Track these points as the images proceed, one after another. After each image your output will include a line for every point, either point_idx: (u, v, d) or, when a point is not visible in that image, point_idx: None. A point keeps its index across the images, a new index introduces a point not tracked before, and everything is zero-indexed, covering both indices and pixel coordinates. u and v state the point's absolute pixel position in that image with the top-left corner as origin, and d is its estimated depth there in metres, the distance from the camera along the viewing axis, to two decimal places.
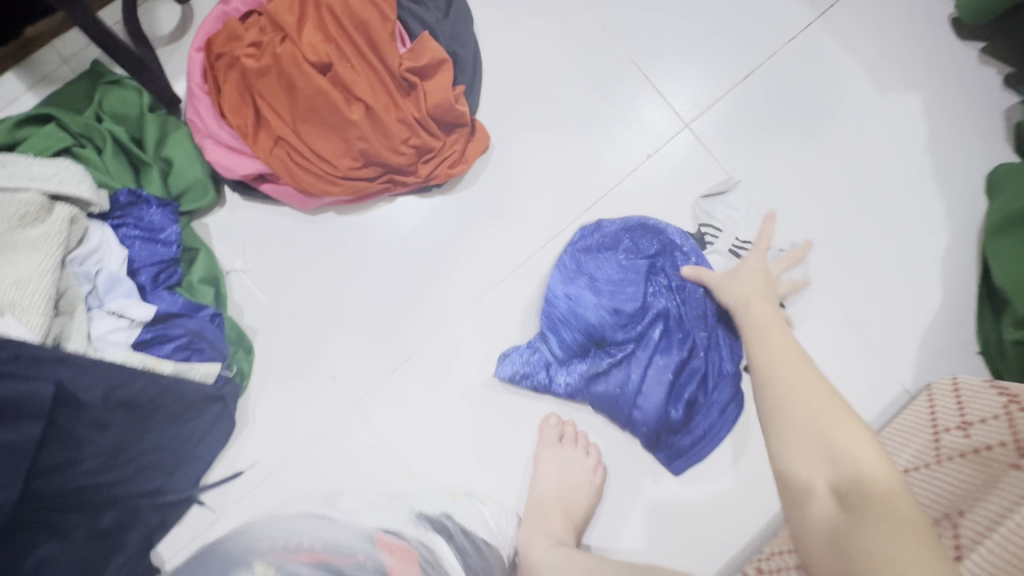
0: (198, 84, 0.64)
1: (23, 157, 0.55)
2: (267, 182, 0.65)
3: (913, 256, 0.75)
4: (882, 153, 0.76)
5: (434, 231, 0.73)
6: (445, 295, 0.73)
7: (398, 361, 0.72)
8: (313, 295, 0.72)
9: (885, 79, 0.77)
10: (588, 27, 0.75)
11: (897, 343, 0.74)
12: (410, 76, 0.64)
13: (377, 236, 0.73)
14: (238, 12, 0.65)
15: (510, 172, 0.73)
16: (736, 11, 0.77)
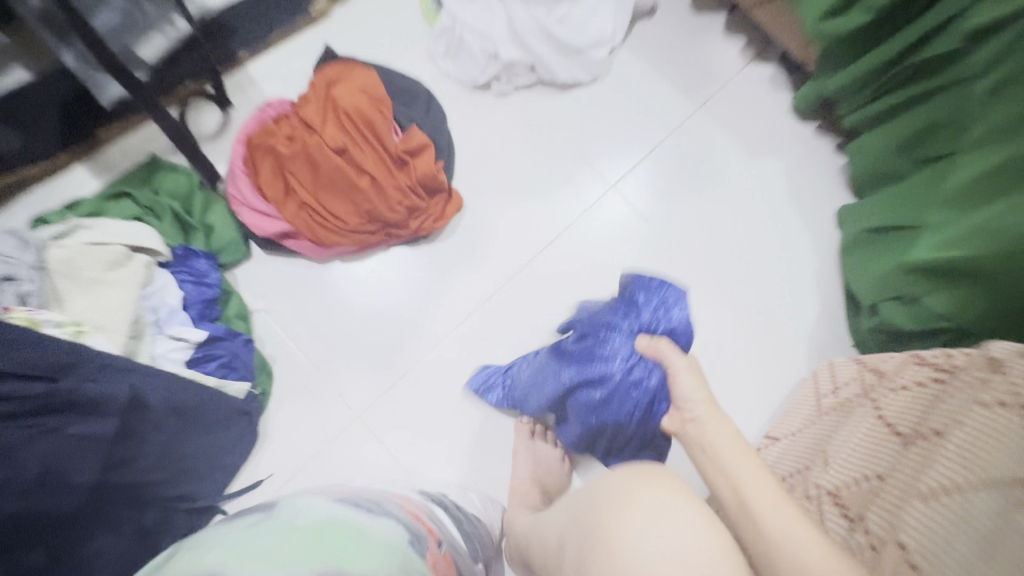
0: (238, 165, 0.84)
1: (111, 219, 0.73)
2: (290, 238, 0.85)
3: (791, 276, 0.98)
4: (759, 199, 1.02)
5: (422, 275, 0.92)
6: (431, 325, 0.90)
7: (394, 380, 0.87)
8: (323, 330, 0.88)
9: (756, 145, 1.03)
10: (533, 115, 1.00)
11: (787, 345, 0.95)
12: (405, 156, 0.85)
13: (376, 279, 0.91)
14: (272, 114, 0.87)
15: (479, 226, 0.94)
16: (645, 99, 1.03)
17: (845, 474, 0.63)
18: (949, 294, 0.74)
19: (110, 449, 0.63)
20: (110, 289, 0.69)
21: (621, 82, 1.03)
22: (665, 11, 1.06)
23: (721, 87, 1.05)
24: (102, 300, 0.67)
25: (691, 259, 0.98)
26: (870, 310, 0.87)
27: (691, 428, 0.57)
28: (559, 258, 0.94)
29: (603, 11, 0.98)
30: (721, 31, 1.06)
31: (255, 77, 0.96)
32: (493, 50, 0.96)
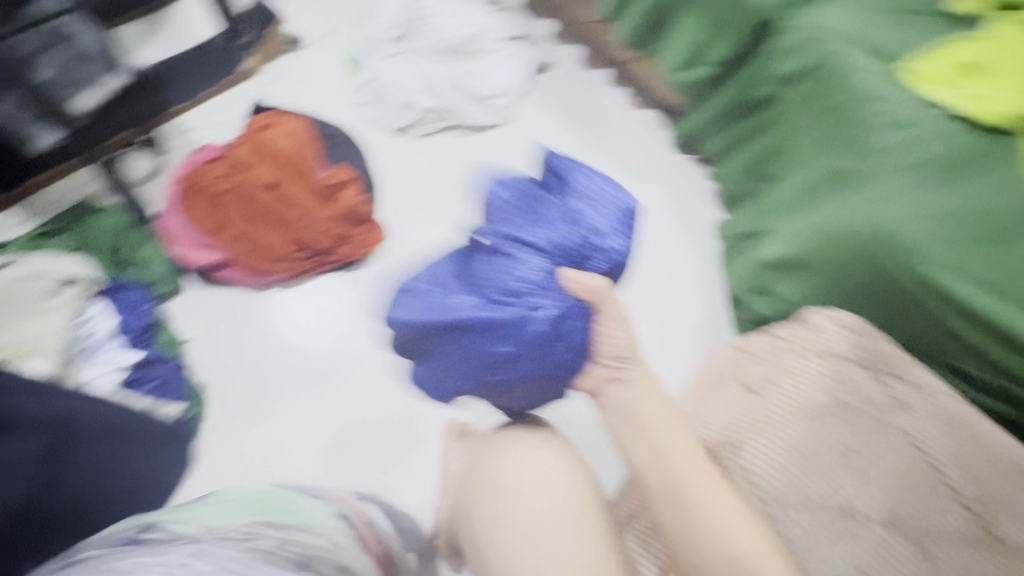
0: (175, 205, 0.93)
1: (48, 258, 0.83)
2: (226, 268, 0.93)
3: (683, 283, 1.13)
4: (647, 218, 1.18)
5: (348, 299, 0.97)
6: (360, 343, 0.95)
7: (326, 395, 0.92)
8: (254, 353, 0.92)
9: (641, 174, 1.21)
10: (449, 151, 1.12)
11: (683, 343, 1.08)
12: (331, 189, 0.95)
13: (306, 303, 0.96)
14: (204, 157, 0.96)
15: (403, 251, 1.02)
16: (549, 134, 1.18)
17: (747, 457, 0.63)
18: (796, 281, 0.91)
19: (37, 467, 0.61)
20: (40, 318, 0.78)
21: (527, 124, 1.17)
22: (560, 66, 1.24)
23: (611, 128, 1.22)
24: (31, 328, 0.77)
25: None
26: (749, 306, 1.00)
27: (613, 387, 0.73)
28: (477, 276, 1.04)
29: (505, 67, 1.14)
30: (608, 82, 1.25)
31: (187, 128, 1.05)
32: (410, 99, 1.10)
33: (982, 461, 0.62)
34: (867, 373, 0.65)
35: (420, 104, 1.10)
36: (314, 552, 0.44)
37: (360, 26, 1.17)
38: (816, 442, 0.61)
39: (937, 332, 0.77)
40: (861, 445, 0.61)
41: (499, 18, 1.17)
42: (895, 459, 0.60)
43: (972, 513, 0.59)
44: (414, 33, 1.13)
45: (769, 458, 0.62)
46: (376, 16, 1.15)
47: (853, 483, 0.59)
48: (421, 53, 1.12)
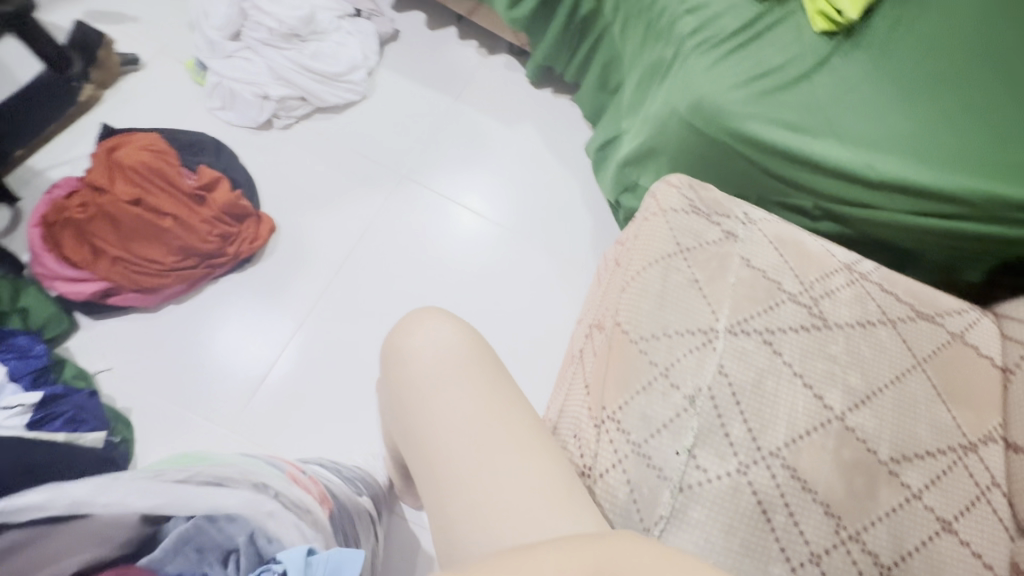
0: (40, 247, 0.93)
1: None
2: (112, 296, 0.94)
3: (570, 201, 1.18)
4: (528, 148, 1.22)
5: (247, 293, 1.00)
6: (275, 329, 0.99)
7: (254, 386, 0.94)
8: (170, 367, 0.94)
9: (511, 115, 1.25)
10: (317, 136, 1.14)
11: (583, 258, 1.14)
12: (201, 193, 1.00)
13: (211, 305, 0.98)
14: (62, 192, 0.97)
15: (295, 239, 1.05)
16: (410, 98, 1.22)
17: (624, 312, 0.70)
18: (651, 169, 1.00)
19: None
20: None
21: (387, 94, 1.21)
22: (405, 32, 1.28)
23: (468, 78, 1.26)
24: None
25: (488, 214, 1.15)
26: (625, 207, 1.08)
27: None
28: (372, 243, 1.08)
29: (348, 45, 1.18)
30: (454, 37, 1.29)
31: (38, 169, 1.02)
32: (262, 91, 1.12)
33: (803, 265, 0.74)
34: (701, 217, 0.76)
35: (273, 93, 1.12)
36: (226, 476, 0.49)
37: (195, 33, 1.17)
38: (661, 283, 0.71)
39: (765, 176, 0.89)
40: (702, 277, 0.71)
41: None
42: (746, 288, 0.71)
43: (806, 307, 0.71)
44: (247, 29, 1.15)
45: (640, 306, 0.69)
46: (206, 16, 1.15)
47: (708, 306, 0.69)
48: (261, 46, 1.14)
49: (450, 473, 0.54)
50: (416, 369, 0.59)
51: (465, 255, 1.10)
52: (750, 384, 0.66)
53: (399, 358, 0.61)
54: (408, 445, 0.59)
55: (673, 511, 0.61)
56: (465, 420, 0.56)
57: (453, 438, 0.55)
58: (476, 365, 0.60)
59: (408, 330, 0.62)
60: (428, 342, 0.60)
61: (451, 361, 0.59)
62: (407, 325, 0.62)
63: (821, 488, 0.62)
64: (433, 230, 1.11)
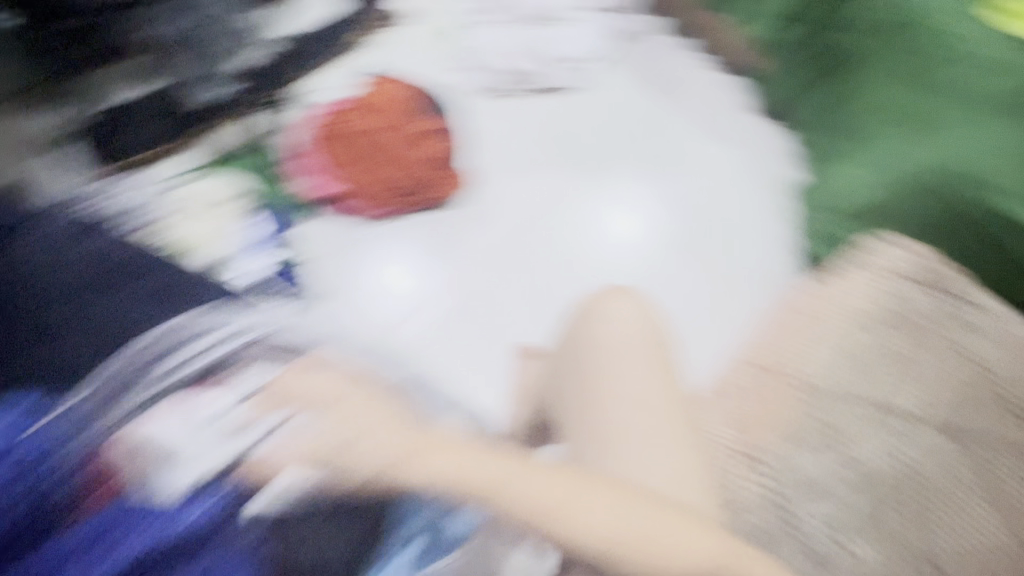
0: (298, 147, 1.07)
1: (208, 184, 1.00)
2: (336, 202, 1.05)
3: (777, 231, 1.02)
4: (746, 162, 1.08)
5: (442, 232, 1.07)
6: (455, 273, 1.05)
7: (421, 318, 1.01)
8: (356, 282, 1.03)
9: (738, 121, 1.11)
10: (534, 109, 1.15)
11: (760, 295, 0.99)
12: (431, 131, 1.10)
13: (406, 234, 1.06)
14: (338, 105, 1.10)
15: (489, 198, 1.09)
16: (632, 89, 1.15)
17: None
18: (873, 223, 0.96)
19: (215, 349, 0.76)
20: (212, 222, 0.96)
21: (609, 79, 1.16)
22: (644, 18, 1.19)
23: (699, 75, 1.13)
24: (202, 233, 0.94)
25: (668, 221, 1.07)
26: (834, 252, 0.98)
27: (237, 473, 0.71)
28: (556, 221, 1.07)
29: (578, 32, 1.18)
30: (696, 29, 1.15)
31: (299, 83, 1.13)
32: (491, 61, 1.17)
33: (1002, 364, 0.84)
34: (929, 290, 0.90)
35: (502, 64, 1.17)
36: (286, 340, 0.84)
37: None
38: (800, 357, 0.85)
39: (992, 250, 0.87)
40: (910, 350, 0.88)
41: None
42: (924, 372, 0.87)
43: (1012, 403, 0.83)
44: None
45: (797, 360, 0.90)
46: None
47: (900, 375, 0.87)
48: (500, 21, 1.19)
49: (605, 413, 0.85)
50: (608, 336, 0.92)
51: (643, 260, 1.03)
52: (936, 471, 0.82)
53: (594, 331, 0.94)
54: (580, 389, 0.89)
55: (798, 543, 0.80)
56: (628, 389, 0.87)
57: (615, 396, 0.86)
58: (646, 355, 0.91)
59: (605, 316, 0.95)
60: (616, 325, 0.94)
61: (628, 345, 0.91)
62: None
63: (935, 544, 0.79)
64: (618, 224, 1.06)
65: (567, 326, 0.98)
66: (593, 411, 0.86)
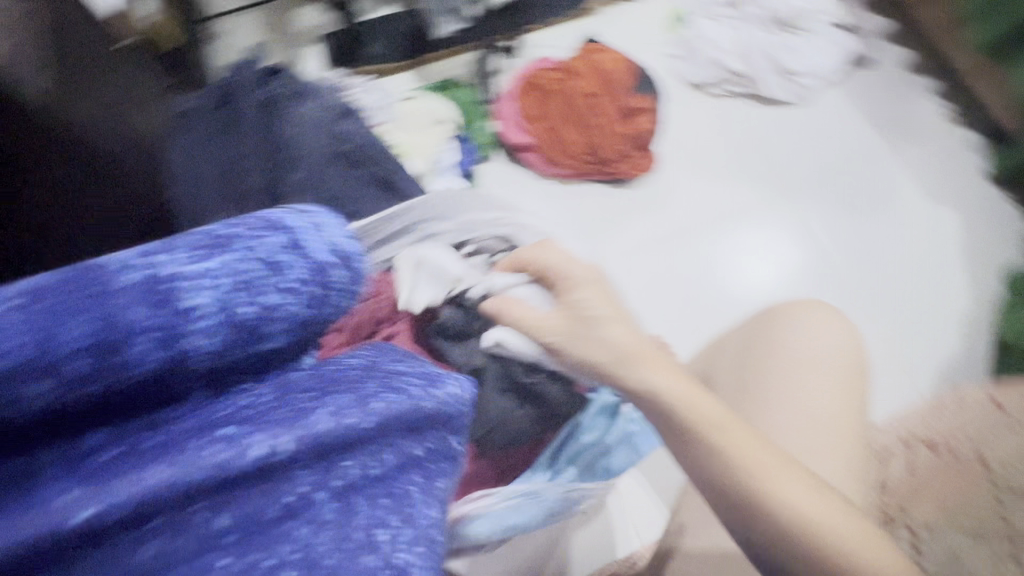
0: (509, 95, 1.14)
1: (431, 98, 1.07)
2: (526, 152, 1.10)
3: (943, 304, 1.04)
4: (930, 234, 1.09)
5: (611, 205, 1.09)
6: (616, 240, 1.07)
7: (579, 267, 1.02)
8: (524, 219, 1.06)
9: (934, 192, 1.12)
10: (735, 118, 1.17)
11: (913, 363, 0.99)
12: (634, 109, 1.10)
13: (582, 195, 1.10)
14: (542, 66, 1.15)
15: (664, 186, 1.11)
16: (837, 127, 1.17)
17: None
18: None
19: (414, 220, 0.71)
20: (430, 133, 1.02)
21: (822, 110, 1.17)
22: (880, 65, 1.21)
23: (913, 137, 1.16)
24: (421, 139, 1.01)
25: (825, 261, 1.07)
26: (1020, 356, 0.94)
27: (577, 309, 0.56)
28: (723, 226, 1.09)
29: (821, 48, 1.16)
30: (928, 90, 1.19)
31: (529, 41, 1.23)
32: (721, 58, 1.17)
33: None
34: None
35: (729, 64, 1.16)
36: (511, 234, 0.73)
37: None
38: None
39: None
40: None
41: (833, 6, 1.19)
42: None
43: None
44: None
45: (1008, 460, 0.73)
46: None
47: None
48: (748, 20, 1.19)
49: (790, 426, 0.56)
50: (795, 342, 0.59)
51: (801, 287, 1.05)
52: None
53: (772, 325, 0.62)
54: (762, 383, 0.59)
55: None
56: (825, 397, 0.56)
57: (812, 409, 0.56)
58: (841, 359, 0.58)
59: (795, 316, 0.61)
60: (801, 331, 0.60)
61: (822, 350, 0.58)
62: (810, 303, 0.62)
63: None
64: (781, 249, 1.08)
65: (706, 328, 1.02)
66: (807, 421, 0.56)
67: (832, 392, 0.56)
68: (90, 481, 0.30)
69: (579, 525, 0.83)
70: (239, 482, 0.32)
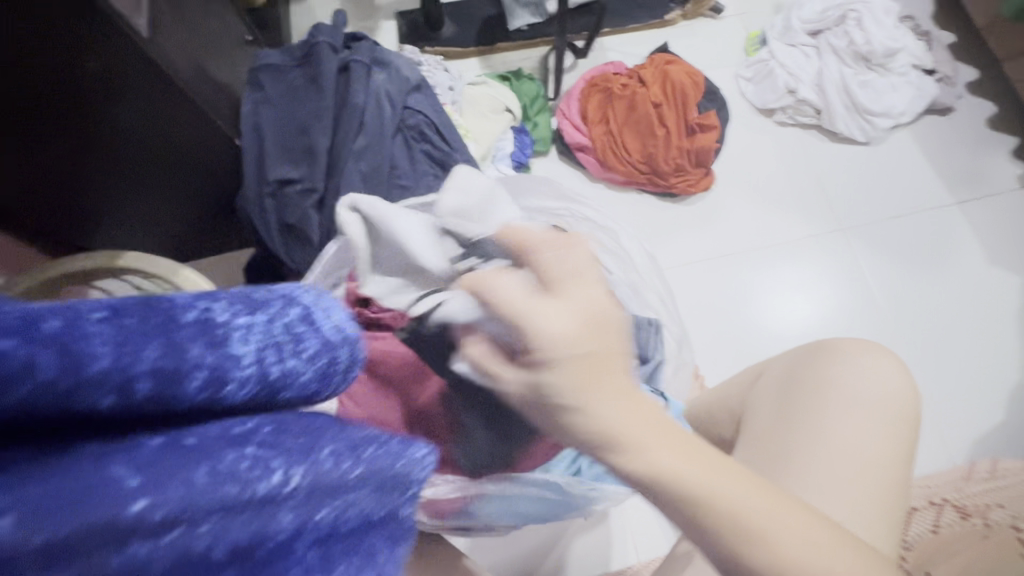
0: (574, 93, 1.14)
1: (497, 85, 1.09)
2: (582, 151, 1.10)
3: (988, 372, 1.00)
4: (986, 298, 1.05)
5: (659, 219, 1.09)
6: (657, 253, 1.07)
7: None
8: None
9: (996, 256, 1.08)
10: (799, 148, 1.15)
11: (948, 427, 0.96)
12: (697, 125, 1.08)
13: (631, 203, 1.10)
14: (612, 70, 1.15)
15: (715, 206, 1.10)
16: (906, 174, 1.13)
17: None
18: None
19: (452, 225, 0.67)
20: (490, 120, 1.04)
21: (892, 153, 1.14)
22: (958, 116, 1.17)
23: (986, 196, 1.12)
24: (482, 126, 1.03)
25: (869, 308, 1.04)
26: None
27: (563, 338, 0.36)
28: (769, 255, 1.07)
29: (901, 90, 1.13)
30: (1007, 149, 1.14)
31: (603, 44, 1.23)
32: (793, 86, 1.14)
33: None
34: None
35: (800, 93, 1.13)
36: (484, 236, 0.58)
37: (778, 15, 1.23)
38: (1020, 488, 0.67)
39: None
40: None
41: (922, 48, 1.15)
42: None
43: None
44: (830, 32, 1.16)
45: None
46: (798, 6, 1.20)
47: None
48: (829, 50, 1.15)
49: (810, 475, 0.53)
50: (851, 387, 0.57)
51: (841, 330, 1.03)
52: None
53: (827, 371, 0.58)
54: (784, 425, 0.57)
55: None
56: (869, 456, 0.54)
57: (851, 463, 0.53)
58: (891, 423, 0.55)
59: (850, 361, 0.58)
60: (855, 375, 0.57)
61: (874, 401, 0.56)
62: (867, 344, 0.59)
63: None
64: (825, 288, 1.05)
65: (737, 354, 1.00)
66: (835, 472, 0.53)
67: (877, 446, 0.54)
68: (127, 470, 0.21)
69: (581, 531, 0.84)
70: (239, 506, 0.22)
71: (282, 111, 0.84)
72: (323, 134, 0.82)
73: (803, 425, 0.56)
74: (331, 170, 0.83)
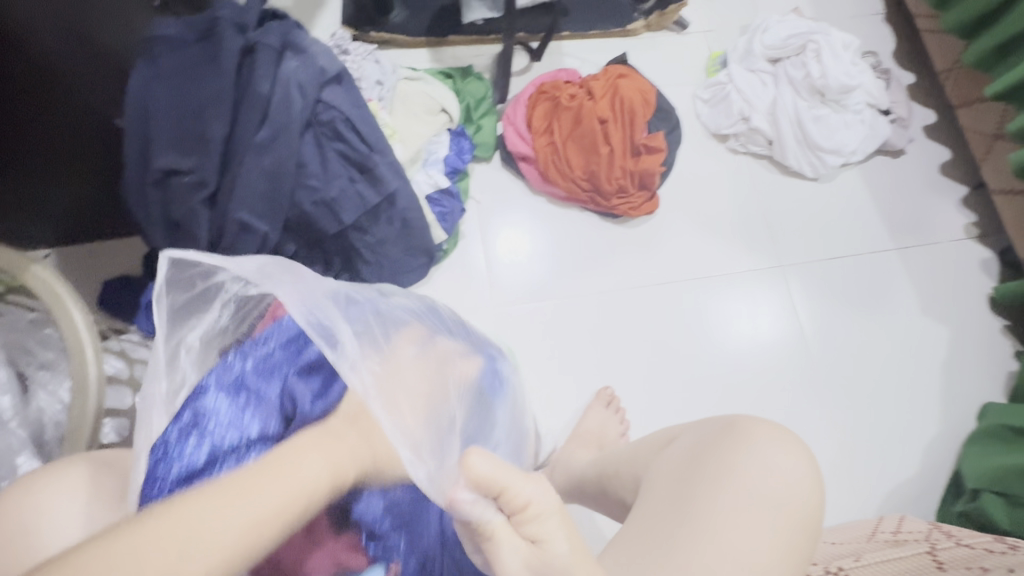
0: (522, 99, 1.07)
1: (436, 84, 1.01)
2: (523, 162, 1.04)
3: (908, 426, 0.99)
4: (915, 348, 1.04)
5: (598, 241, 1.04)
6: (594, 275, 1.02)
7: (551, 297, 1.00)
8: (505, 233, 1.03)
9: (929, 306, 1.07)
10: (748, 178, 1.11)
11: (863, 477, 0.94)
12: (644, 147, 1.03)
13: (568, 221, 1.04)
14: (564, 78, 1.09)
15: (656, 231, 1.06)
16: (850, 214, 1.11)
17: None
18: None
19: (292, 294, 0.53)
20: (423, 121, 0.97)
21: (840, 191, 1.12)
22: (908, 159, 1.15)
23: (927, 244, 1.11)
24: (412, 126, 0.96)
25: (802, 352, 1.02)
26: (969, 496, 0.85)
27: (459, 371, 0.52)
28: (704, 287, 1.04)
29: (854, 128, 1.10)
30: (952, 198, 1.14)
31: (561, 48, 1.16)
32: (747, 113, 1.10)
33: None
34: None
35: (754, 121, 1.10)
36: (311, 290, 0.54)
37: (743, 36, 1.19)
38: (914, 564, 0.64)
39: None
40: None
41: (880, 87, 1.12)
42: None
43: None
44: (790, 61, 1.13)
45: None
46: (763, 30, 1.15)
47: None
48: (786, 80, 1.12)
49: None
50: (753, 488, 0.52)
51: (769, 371, 1.00)
52: None
53: (730, 462, 0.53)
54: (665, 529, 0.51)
55: None
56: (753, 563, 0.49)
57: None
58: (786, 525, 0.51)
59: (751, 452, 0.53)
60: (757, 477, 0.52)
61: (777, 500, 0.51)
62: (777, 431, 0.55)
63: None
64: (755, 327, 1.02)
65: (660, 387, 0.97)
66: (709, 561, 0.48)
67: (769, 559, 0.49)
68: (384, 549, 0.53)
69: None
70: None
71: (176, 90, 0.72)
72: (220, 121, 0.73)
73: (690, 520, 0.51)
74: (227, 163, 0.75)
